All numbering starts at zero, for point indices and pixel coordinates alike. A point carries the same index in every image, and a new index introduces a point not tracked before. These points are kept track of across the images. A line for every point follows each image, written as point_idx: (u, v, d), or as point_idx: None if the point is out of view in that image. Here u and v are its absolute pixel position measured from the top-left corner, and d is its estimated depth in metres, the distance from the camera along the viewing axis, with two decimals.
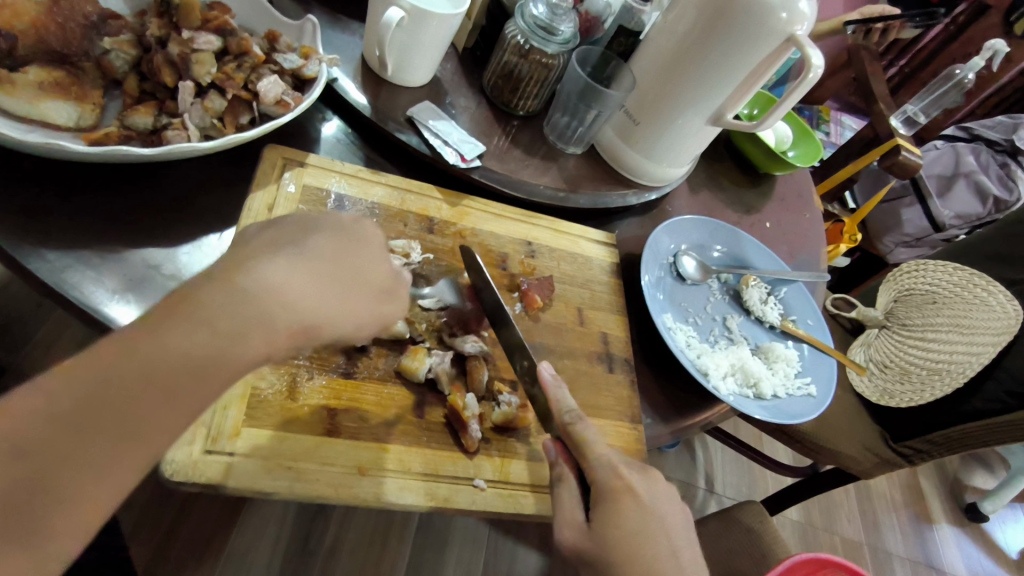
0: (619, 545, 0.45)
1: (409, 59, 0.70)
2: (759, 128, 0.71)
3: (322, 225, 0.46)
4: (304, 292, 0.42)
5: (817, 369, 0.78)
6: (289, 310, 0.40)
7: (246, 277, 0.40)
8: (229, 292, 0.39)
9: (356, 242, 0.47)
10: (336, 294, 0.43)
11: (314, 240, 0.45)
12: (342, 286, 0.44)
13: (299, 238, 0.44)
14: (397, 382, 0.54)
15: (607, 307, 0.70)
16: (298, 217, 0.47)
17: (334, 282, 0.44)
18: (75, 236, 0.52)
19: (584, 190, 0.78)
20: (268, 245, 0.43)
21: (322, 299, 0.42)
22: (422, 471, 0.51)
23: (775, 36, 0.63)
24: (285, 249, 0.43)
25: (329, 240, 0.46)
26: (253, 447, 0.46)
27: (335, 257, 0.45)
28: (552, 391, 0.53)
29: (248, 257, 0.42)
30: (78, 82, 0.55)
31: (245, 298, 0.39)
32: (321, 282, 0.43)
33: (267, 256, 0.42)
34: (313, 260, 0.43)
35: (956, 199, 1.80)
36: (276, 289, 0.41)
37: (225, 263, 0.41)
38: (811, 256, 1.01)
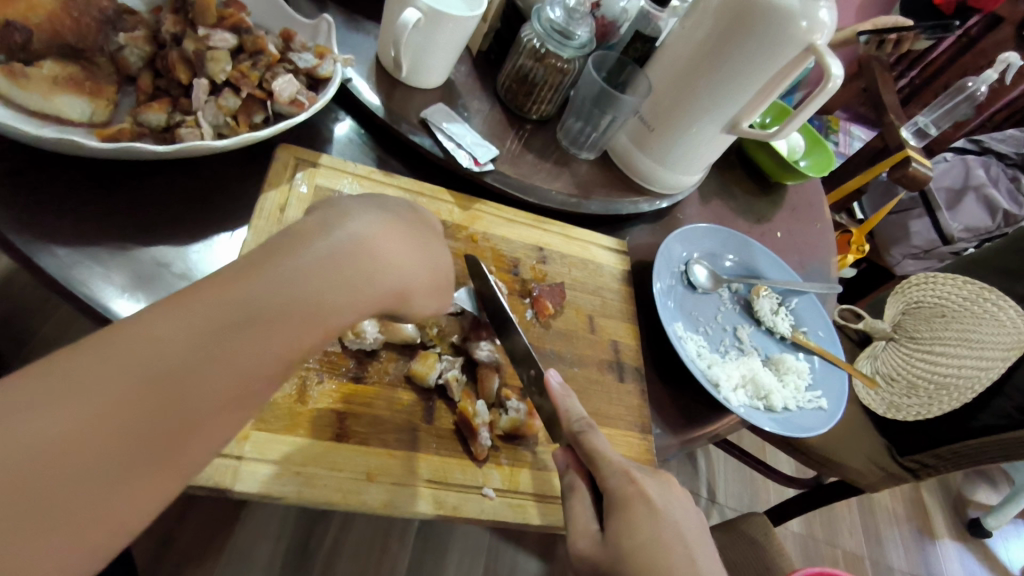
0: (634, 556, 0.43)
1: (424, 61, 0.70)
2: (775, 138, 0.71)
3: (401, 206, 0.49)
4: (400, 257, 0.44)
5: (828, 382, 0.77)
6: (388, 273, 0.43)
7: (348, 232, 0.42)
8: (340, 239, 0.41)
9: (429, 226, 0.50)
10: (420, 270, 0.46)
11: (398, 212, 0.47)
12: (425, 263, 0.47)
13: (389, 206, 0.48)
14: (407, 387, 0.53)
15: (619, 315, 0.69)
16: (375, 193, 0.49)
17: (420, 257, 0.46)
18: (86, 232, 0.51)
19: (596, 196, 0.77)
20: (366, 208, 0.45)
21: (400, 265, 0.44)
22: (431, 479, 0.50)
23: (794, 44, 0.62)
24: (381, 214, 0.46)
25: (411, 216, 0.48)
26: (261, 451, 0.45)
27: (417, 235, 0.47)
28: (561, 401, 0.52)
29: (347, 213, 0.44)
30: (92, 77, 0.55)
31: (351, 249, 0.41)
32: (400, 250, 0.45)
33: (365, 215, 0.44)
34: (404, 229, 0.46)
35: (966, 212, 1.80)
36: (375, 246, 0.43)
37: (321, 216, 0.42)
38: (821, 268, 1.00)
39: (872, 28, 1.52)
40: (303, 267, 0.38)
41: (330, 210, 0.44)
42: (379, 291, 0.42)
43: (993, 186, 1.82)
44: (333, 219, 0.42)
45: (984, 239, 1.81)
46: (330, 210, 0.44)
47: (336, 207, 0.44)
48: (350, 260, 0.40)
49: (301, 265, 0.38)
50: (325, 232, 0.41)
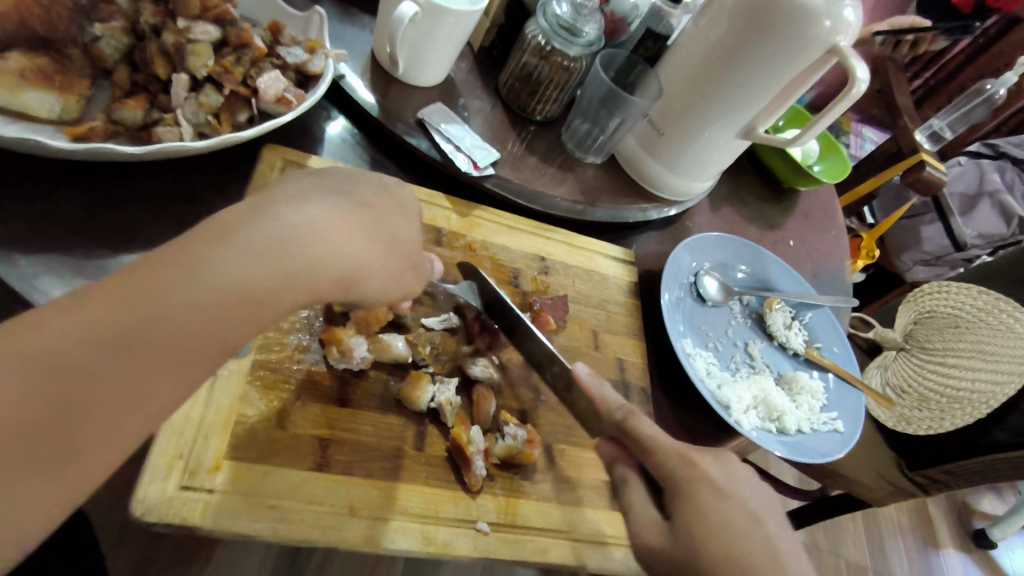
0: (709, 543, 0.39)
1: (422, 58, 0.66)
2: (793, 144, 0.66)
3: (363, 183, 0.45)
4: (348, 242, 0.40)
5: (844, 402, 0.73)
6: (333, 257, 0.39)
7: (290, 212, 0.38)
8: (274, 221, 0.37)
9: (398, 204, 0.47)
10: (375, 256, 0.42)
11: (356, 192, 0.44)
12: (381, 246, 0.43)
13: (346, 186, 0.44)
14: (397, 410, 0.49)
15: (625, 330, 0.65)
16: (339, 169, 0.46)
17: (373, 241, 0.43)
18: (52, 239, 0.47)
19: (602, 203, 0.73)
20: (318, 189, 0.42)
21: (359, 247, 0.41)
22: (420, 512, 0.46)
23: (817, 45, 0.58)
24: (329, 195, 0.42)
25: (374, 196, 0.45)
26: (235, 483, 0.42)
27: (371, 214, 0.43)
28: (595, 390, 0.48)
29: (296, 194, 0.40)
30: (64, 70, 0.51)
31: (287, 227, 0.37)
32: (359, 233, 0.41)
33: (315, 196, 0.41)
34: (353, 210, 0.42)
35: (979, 219, 1.76)
36: (319, 227, 0.39)
37: (267, 196, 0.39)
38: (836, 278, 0.96)
39: (889, 28, 1.48)
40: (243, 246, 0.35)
41: (273, 189, 0.40)
42: (330, 278, 0.39)
43: (1008, 192, 1.77)
44: (278, 200, 0.39)
45: (998, 246, 1.75)
46: (277, 190, 0.40)
47: (282, 186, 0.40)
48: (300, 242, 0.37)
49: (245, 249, 0.35)
50: (259, 212, 0.37)
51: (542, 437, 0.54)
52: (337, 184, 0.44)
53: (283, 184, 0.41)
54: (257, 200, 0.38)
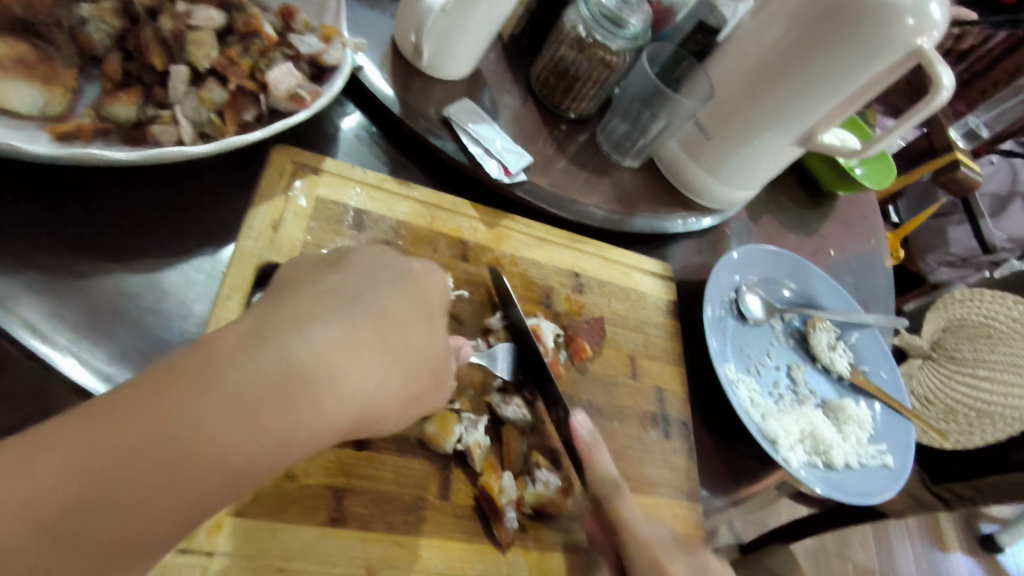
0: None
1: (449, 49, 0.59)
2: (855, 156, 0.60)
3: (386, 281, 0.40)
4: (361, 371, 0.34)
5: (891, 433, 0.68)
6: (338, 393, 0.33)
7: (294, 342, 0.33)
8: (273, 356, 0.32)
9: (426, 302, 0.41)
10: (394, 381, 0.36)
11: (377, 297, 0.38)
12: (403, 364, 0.37)
13: (361, 296, 0.37)
14: (420, 453, 0.44)
15: (664, 355, 0.60)
16: (359, 263, 0.40)
17: (392, 360, 0.36)
18: (36, 257, 0.42)
19: (640, 212, 0.67)
20: (334, 300, 0.36)
21: (368, 381, 0.35)
22: (445, 571, 0.41)
23: (896, 49, 0.51)
24: (346, 307, 0.36)
25: (398, 300, 0.39)
26: (240, 543, 0.37)
27: (392, 322, 0.38)
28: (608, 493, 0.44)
29: (305, 312, 0.34)
30: (47, 60, 0.45)
31: (285, 363, 0.32)
32: (370, 360, 0.35)
33: (327, 312, 0.35)
34: (370, 325, 0.36)
35: (1011, 221, 1.69)
36: (328, 356, 0.33)
37: (271, 316, 0.34)
38: (876, 291, 0.91)
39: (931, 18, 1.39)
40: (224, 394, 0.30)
41: (281, 301, 0.35)
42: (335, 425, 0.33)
43: None
44: (283, 322, 0.33)
45: None
46: (285, 307, 0.34)
47: (291, 300, 0.35)
48: (299, 381, 0.32)
49: (229, 392, 0.30)
50: (257, 343, 0.32)
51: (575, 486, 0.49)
52: (355, 288, 0.38)
53: (294, 296, 0.36)
54: (258, 322, 0.33)
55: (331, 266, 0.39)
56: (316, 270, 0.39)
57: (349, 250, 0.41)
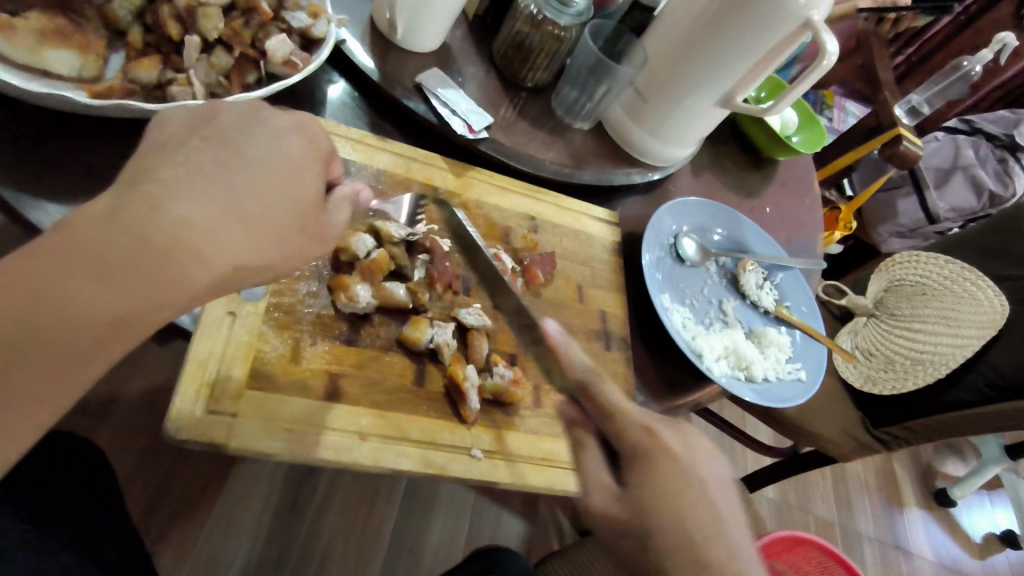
0: (657, 514, 0.43)
1: (420, 25, 0.69)
2: (770, 113, 0.71)
3: (251, 151, 0.41)
4: (225, 244, 0.39)
5: (808, 356, 0.80)
6: (201, 266, 0.38)
7: (152, 223, 0.37)
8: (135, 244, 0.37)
9: (293, 159, 0.42)
10: (258, 245, 0.40)
11: (237, 166, 0.41)
12: (267, 225, 0.41)
13: (219, 162, 0.40)
14: (398, 350, 0.55)
15: (607, 285, 0.71)
16: (223, 124, 0.42)
17: (253, 229, 0.40)
18: (78, 190, 0.51)
19: (589, 166, 0.78)
20: (192, 171, 0.39)
21: (230, 243, 0.39)
22: (419, 438, 0.52)
23: (791, 20, 0.62)
24: (202, 180, 0.39)
25: (260, 163, 0.41)
26: (255, 409, 0.47)
27: (248, 188, 0.40)
28: (562, 346, 0.51)
29: (162, 186, 0.38)
30: (81, 31, 0.54)
31: (147, 247, 0.37)
32: (230, 226, 0.39)
33: (186, 187, 0.38)
34: (224, 196, 0.39)
35: (953, 193, 1.81)
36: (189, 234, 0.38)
37: (127, 197, 0.37)
38: (809, 245, 1.01)
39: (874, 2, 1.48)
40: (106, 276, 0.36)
41: (144, 173, 0.38)
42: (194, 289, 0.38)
43: (981, 167, 1.82)
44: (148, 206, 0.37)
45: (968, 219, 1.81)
46: (145, 178, 0.38)
47: (151, 170, 0.38)
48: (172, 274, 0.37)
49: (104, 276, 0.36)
50: (113, 227, 0.36)
51: (528, 379, 0.60)
52: (211, 161, 0.40)
53: (156, 167, 0.39)
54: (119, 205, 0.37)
55: (197, 130, 0.41)
56: (183, 131, 0.41)
57: (210, 109, 0.42)
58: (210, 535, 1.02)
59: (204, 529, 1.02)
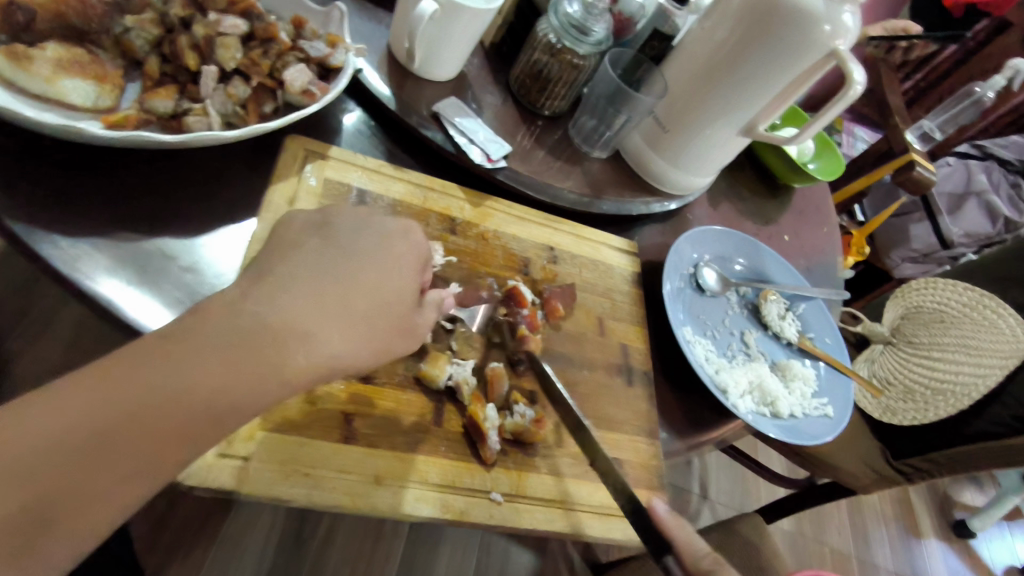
0: None
1: (438, 53, 0.68)
2: (792, 143, 0.70)
3: (351, 248, 0.45)
4: (330, 330, 0.41)
5: (833, 390, 0.77)
6: (303, 349, 0.40)
7: (267, 310, 0.40)
8: (240, 324, 0.39)
9: (393, 256, 0.46)
10: (358, 334, 0.42)
11: (344, 264, 0.44)
12: (366, 321, 0.43)
13: (332, 262, 0.44)
14: (416, 388, 0.53)
15: (628, 317, 0.69)
16: (336, 225, 0.46)
17: (358, 320, 0.43)
18: (92, 224, 0.50)
19: (608, 196, 0.77)
20: (308, 269, 0.43)
21: (331, 336, 0.41)
22: (439, 482, 0.50)
23: (816, 49, 0.61)
24: (313, 277, 0.42)
25: (368, 266, 0.45)
26: (268, 452, 0.44)
27: (357, 285, 0.43)
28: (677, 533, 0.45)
29: (279, 278, 0.42)
30: (98, 61, 0.53)
31: (252, 329, 0.39)
32: (332, 320, 0.41)
33: (301, 279, 0.42)
34: (330, 291, 0.42)
35: (967, 218, 1.78)
36: (295, 322, 0.40)
37: (253, 286, 0.41)
38: (829, 273, 0.98)
39: (884, 30, 1.48)
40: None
41: (269, 270, 0.42)
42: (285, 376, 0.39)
43: (995, 192, 1.81)
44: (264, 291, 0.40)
45: (984, 245, 1.78)
46: (270, 274, 0.42)
47: (278, 267, 0.42)
48: (255, 337, 0.39)
49: (200, 358, 0.37)
50: (234, 312, 0.39)
51: (549, 416, 0.58)
52: (325, 260, 0.44)
53: (278, 264, 0.42)
54: (240, 296, 0.40)
55: (314, 231, 0.45)
56: (302, 234, 0.45)
57: (331, 217, 0.47)
58: (210, 569, 0.98)
59: (205, 563, 0.98)
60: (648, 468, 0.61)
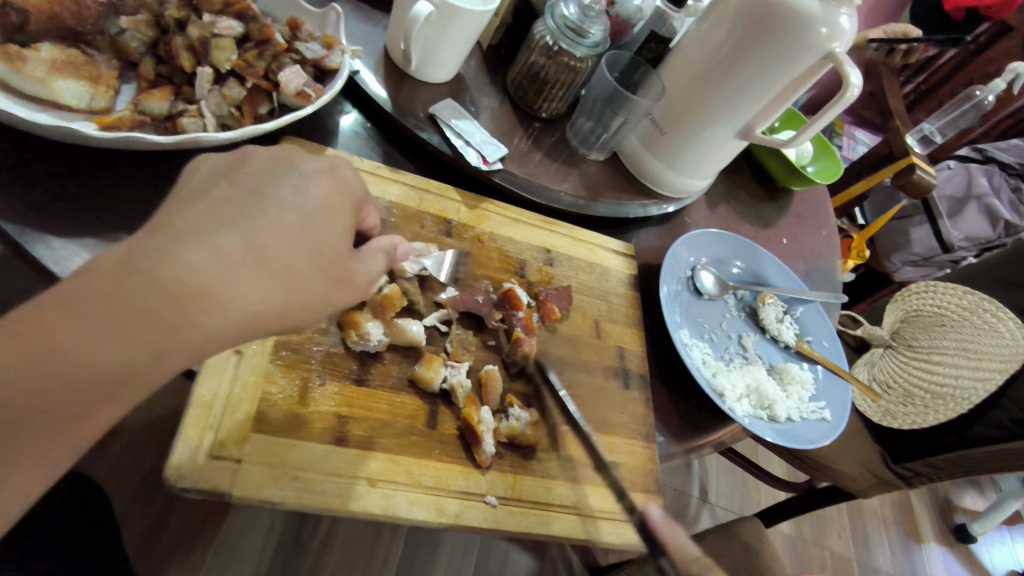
0: None
1: (434, 55, 0.68)
2: (789, 146, 0.70)
3: (274, 195, 0.42)
4: (246, 288, 0.38)
5: (831, 393, 0.77)
6: (220, 311, 0.37)
7: (171, 266, 0.36)
8: (146, 283, 0.35)
9: (313, 207, 0.43)
10: (280, 291, 0.40)
11: (263, 212, 0.40)
12: (293, 274, 0.41)
13: (249, 209, 0.40)
14: (410, 390, 0.52)
15: (625, 319, 0.69)
16: (253, 168, 0.43)
17: (283, 278, 0.40)
18: (85, 223, 0.49)
19: (604, 198, 0.76)
20: (221, 219, 0.39)
21: (254, 291, 0.38)
22: (432, 485, 0.49)
23: (813, 52, 0.60)
24: (227, 227, 0.39)
25: (289, 213, 0.41)
26: (259, 454, 0.44)
27: (276, 232, 0.40)
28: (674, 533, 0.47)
29: (184, 229, 0.37)
30: (92, 62, 0.53)
31: (156, 285, 0.35)
32: (253, 273, 0.38)
33: (215, 231, 0.38)
34: (250, 243, 0.39)
35: (967, 221, 1.77)
36: (211, 278, 0.37)
37: (149, 237, 0.36)
38: (828, 276, 0.98)
39: (883, 34, 1.48)
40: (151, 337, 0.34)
41: (170, 219, 0.38)
42: (202, 336, 0.36)
43: (996, 196, 1.80)
44: (171, 242, 0.36)
45: (985, 248, 1.77)
46: (172, 224, 0.37)
47: (179, 216, 0.38)
48: (168, 296, 0.35)
49: (109, 322, 0.34)
50: (130, 271, 0.35)
51: (544, 419, 0.57)
52: (237, 205, 0.40)
53: (181, 211, 0.38)
54: (133, 251, 0.36)
55: (224, 177, 0.41)
56: (209, 180, 0.41)
57: (242, 158, 0.43)
58: (207, 571, 0.98)
59: (203, 564, 0.98)
60: (643, 471, 0.60)
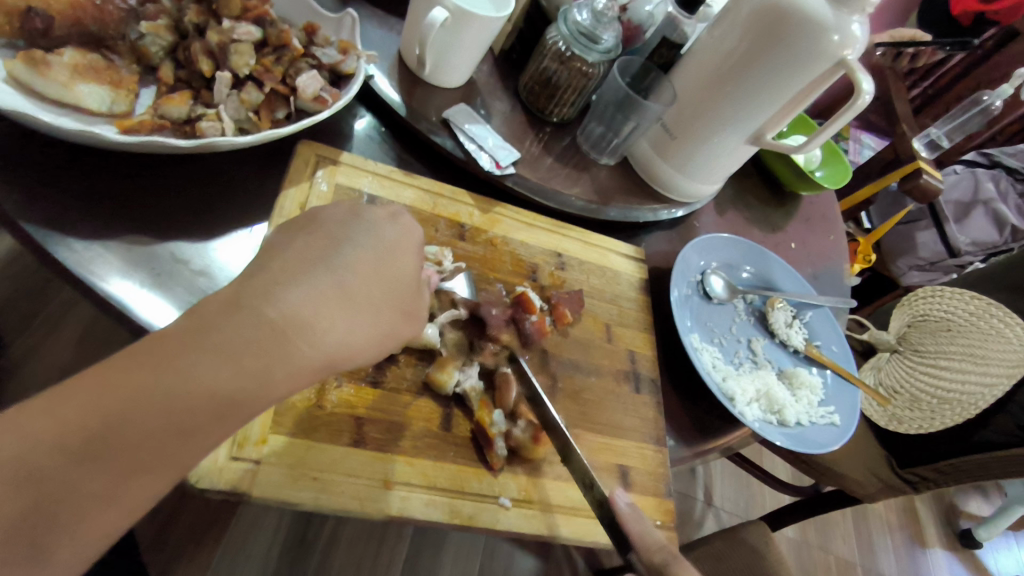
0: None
1: (448, 60, 0.69)
2: (801, 151, 0.70)
3: (361, 242, 0.44)
4: (339, 325, 0.40)
5: (840, 398, 0.77)
6: (314, 339, 0.39)
7: (271, 303, 0.38)
8: (251, 319, 0.37)
9: (389, 247, 0.45)
10: (364, 328, 0.42)
11: (348, 252, 0.43)
12: (374, 311, 0.43)
13: (336, 250, 0.43)
14: (425, 393, 0.53)
15: (635, 324, 0.69)
16: (321, 215, 0.46)
17: (367, 309, 0.42)
18: (105, 225, 0.50)
19: (615, 203, 0.77)
20: (313, 260, 0.41)
21: (343, 327, 0.40)
22: (447, 487, 0.50)
23: (826, 59, 0.61)
24: (324, 268, 0.41)
25: (367, 256, 0.44)
26: (277, 454, 0.45)
27: (357, 263, 0.43)
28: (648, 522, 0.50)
29: (268, 279, 0.39)
30: (113, 67, 0.54)
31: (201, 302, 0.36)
32: (344, 309, 0.41)
33: (313, 271, 0.41)
34: (338, 285, 0.41)
35: (974, 226, 1.78)
36: (307, 313, 0.39)
37: (250, 283, 0.39)
38: (836, 281, 0.98)
39: (889, 39, 1.48)
40: (175, 342, 0.35)
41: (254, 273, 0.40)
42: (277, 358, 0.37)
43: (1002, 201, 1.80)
44: (268, 284, 0.39)
45: (991, 253, 1.77)
46: (269, 269, 0.40)
47: (278, 260, 0.41)
48: (264, 330, 0.37)
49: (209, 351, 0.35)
50: (236, 309, 0.37)
51: (555, 423, 0.58)
52: (320, 248, 0.43)
53: (273, 258, 0.41)
54: (239, 291, 0.38)
55: (313, 224, 0.44)
56: (295, 232, 0.43)
57: (322, 208, 0.46)
58: (215, 570, 0.99)
59: (211, 563, 0.99)
60: (654, 475, 0.61)
